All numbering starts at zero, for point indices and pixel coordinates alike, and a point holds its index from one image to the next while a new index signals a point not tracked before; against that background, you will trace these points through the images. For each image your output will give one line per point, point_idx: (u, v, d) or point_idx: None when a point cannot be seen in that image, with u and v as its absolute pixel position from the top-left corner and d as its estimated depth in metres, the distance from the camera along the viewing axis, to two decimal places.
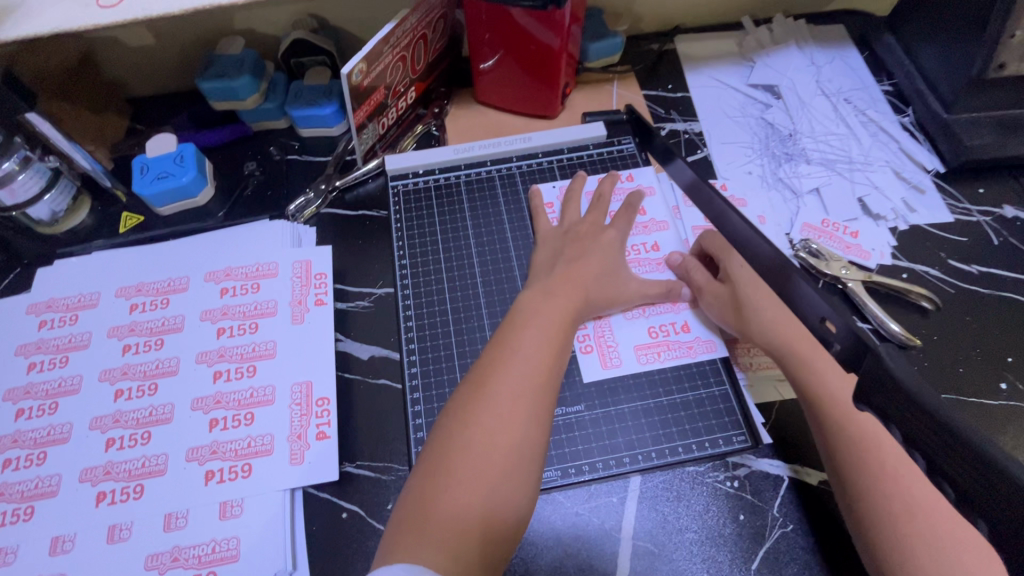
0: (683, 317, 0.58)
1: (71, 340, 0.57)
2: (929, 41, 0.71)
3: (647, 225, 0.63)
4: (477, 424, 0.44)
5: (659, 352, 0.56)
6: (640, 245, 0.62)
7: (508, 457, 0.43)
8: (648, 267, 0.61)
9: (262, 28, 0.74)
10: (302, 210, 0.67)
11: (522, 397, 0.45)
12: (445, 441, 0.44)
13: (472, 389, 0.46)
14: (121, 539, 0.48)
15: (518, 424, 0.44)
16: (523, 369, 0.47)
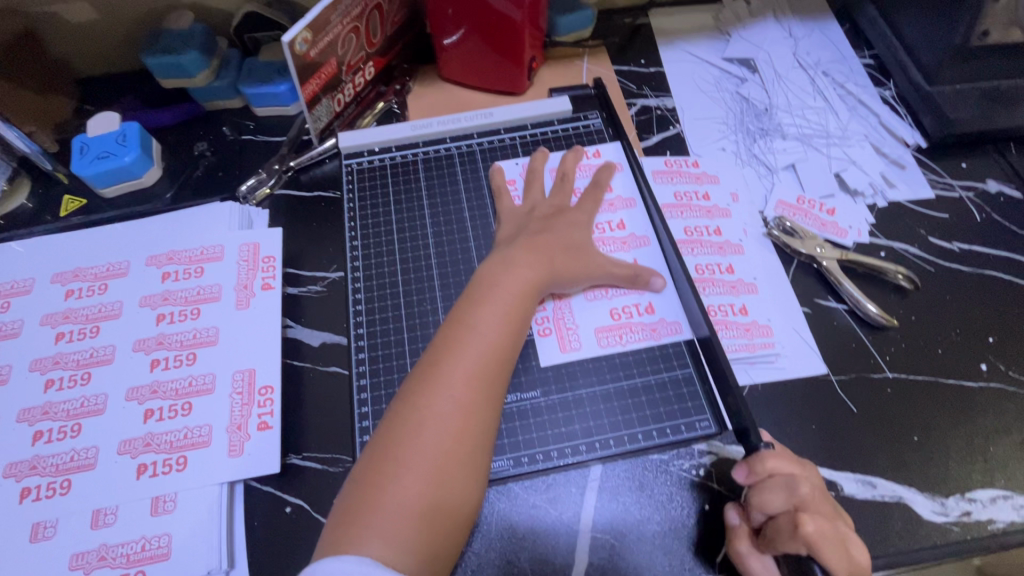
0: (648, 298, 0.55)
1: (1, 328, 0.54)
2: (910, 11, 0.68)
3: (613, 203, 0.60)
4: (428, 407, 0.41)
5: (620, 335, 0.53)
6: (604, 224, 0.59)
7: (462, 442, 0.41)
8: (613, 246, 0.57)
9: (213, 2, 0.70)
10: (255, 190, 0.64)
11: (477, 379, 0.43)
12: (394, 426, 0.41)
13: (424, 370, 0.43)
14: (45, 537, 0.45)
15: (472, 408, 0.42)
16: (478, 350, 0.44)
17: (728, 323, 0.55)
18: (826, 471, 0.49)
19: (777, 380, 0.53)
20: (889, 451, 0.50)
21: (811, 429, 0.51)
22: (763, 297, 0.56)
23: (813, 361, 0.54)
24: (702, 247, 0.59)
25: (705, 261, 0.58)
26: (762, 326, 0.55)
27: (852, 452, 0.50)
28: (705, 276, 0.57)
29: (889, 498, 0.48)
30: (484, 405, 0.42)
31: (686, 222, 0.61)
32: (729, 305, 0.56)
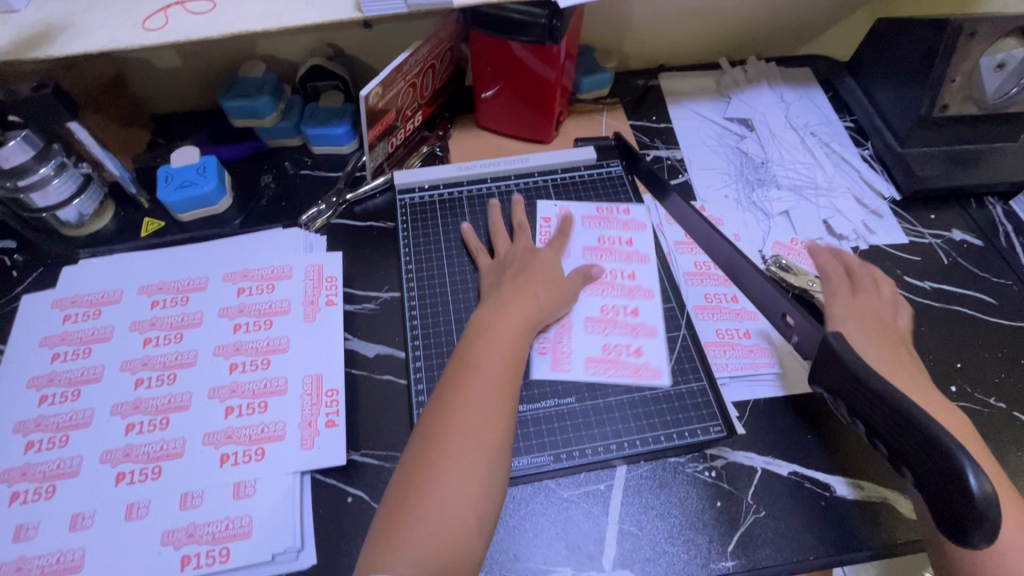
0: (638, 343, 0.62)
1: (94, 333, 0.61)
2: (884, 84, 0.80)
3: (627, 255, 0.68)
4: (457, 425, 0.46)
5: (606, 367, 0.60)
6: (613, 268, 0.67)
7: (486, 457, 0.46)
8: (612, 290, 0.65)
9: (282, 55, 0.80)
10: (314, 220, 0.72)
11: (497, 398, 0.48)
12: (426, 444, 0.46)
13: (450, 393, 0.49)
14: (139, 516, 0.51)
15: (495, 425, 0.47)
16: (496, 374, 0.50)
17: (734, 344, 0.63)
18: (821, 474, 0.56)
19: (776, 395, 0.60)
20: (876, 459, 0.57)
21: (807, 438, 0.58)
22: (764, 323, 0.65)
23: (808, 379, 0.61)
24: (709, 279, 0.68)
25: (713, 291, 0.67)
26: (763, 348, 0.63)
27: (844, 459, 0.57)
28: (713, 304, 0.66)
29: (875, 498, 0.55)
30: (504, 422, 0.48)
31: (696, 257, 0.70)
32: (734, 329, 0.64)
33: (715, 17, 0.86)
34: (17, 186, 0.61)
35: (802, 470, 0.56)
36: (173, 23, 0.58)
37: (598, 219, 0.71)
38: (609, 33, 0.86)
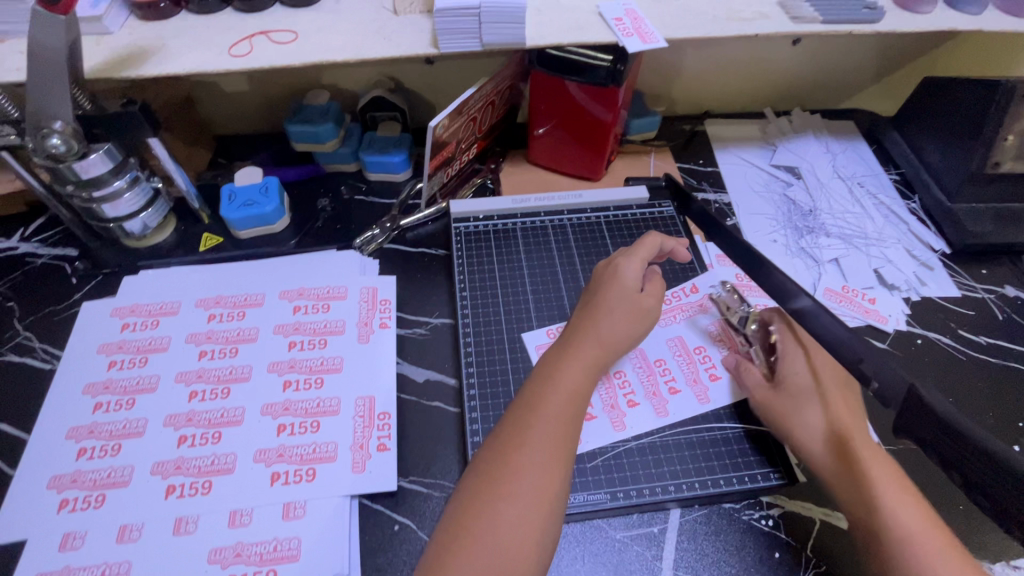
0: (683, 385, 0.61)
1: (151, 342, 0.62)
2: (931, 140, 0.81)
3: (693, 377, 0.62)
4: (516, 469, 0.43)
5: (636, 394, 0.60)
6: (678, 361, 0.63)
7: (545, 507, 0.42)
8: (675, 343, 0.64)
9: (345, 85, 0.83)
10: (368, 243, 0.73)
11: (559, 442, 0.45)
12: (480, 486, 0.43)
13: (509, 433, 0.45)
14: (187, 531, 0.50)
15: (556, 471, 0.44)
16: (560, 415, 0.46)
17: None
18: None
19: None
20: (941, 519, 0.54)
21: None
22: None
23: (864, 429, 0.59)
24: None
25: None
26: None
27: None
28: None
29: None
30: (565, 469, 0.45)
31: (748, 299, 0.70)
32: None
33: (763, 70, 0.89)
34: (92, 197, 0.63)
35: None
36: (257, 51, 0.61)
37: (723, 338, 0.65)
38: (660, 80, 0.88)
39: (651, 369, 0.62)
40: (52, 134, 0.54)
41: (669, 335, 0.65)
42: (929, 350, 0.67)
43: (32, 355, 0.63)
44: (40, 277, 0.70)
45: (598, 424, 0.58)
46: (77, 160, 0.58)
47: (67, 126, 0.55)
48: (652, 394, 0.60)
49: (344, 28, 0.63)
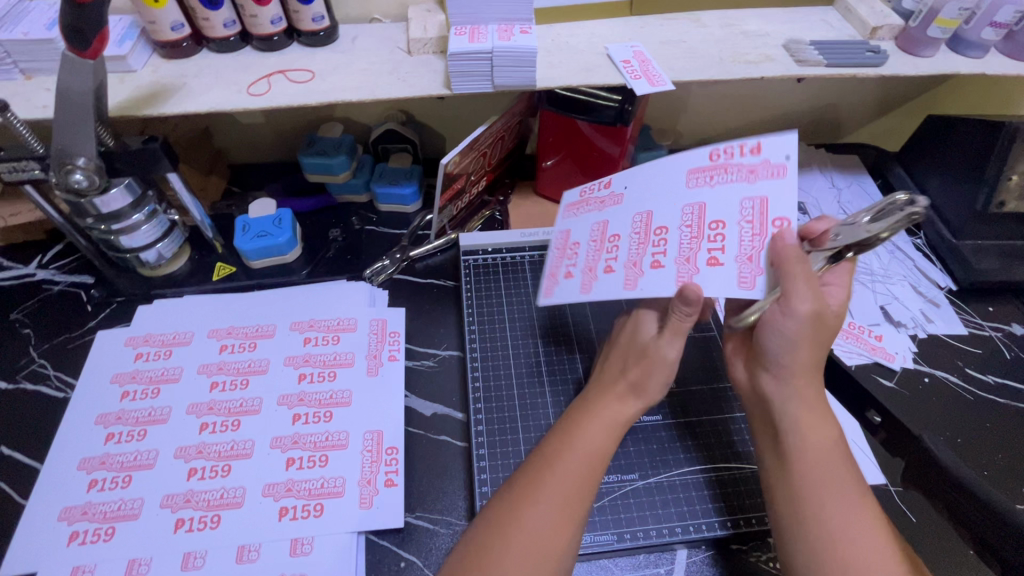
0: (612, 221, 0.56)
1: (164, 373, 0.63)
2: (936, 177, 0.82)
3: (590, 267, 0.55)
4: (526, 524, 0.44)
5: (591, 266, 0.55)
6: (632, 241, 0.54)
7: (551, 566, 0.43)
8: (597, 227, 0.57)
9: (358, 118, 0.85)
10: (377, 274, 0.74)
11: (571, 501, 0.46)
12: (487, 536, 0.44)
13: (522, 487, 0.46)
14: (195, 566, 0.50)
15: (565, 531, 0.44)
16: (575, 474, 0.47)
17: None
18: None
19: None
20: (950, 564, 0.54)
21: None
22: None
23: (872, 470, 0.59)
24: None
25: None
26: None
27: (920, 561, 0.54)
28: None
29: None
30: (575, 530, 0.45)
31: None
32: None
33: (769, 105, 0.90)
34: (110, 229, 0.65)
35: None
36: (275, 90, 0.63)
37: (695, 223, 0.52)
38: (666, 114, 0.90)
39: (761, 228, 0.50)
40: (75, 171, 0.56)
41: (754, 191, 0.51)
42: (936, 389, 0.66)
43: (46, 384, 0.64)
44: (56, 305, 0.71)
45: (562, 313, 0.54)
46: (99, 195, 0.60)
47: (89, 163, 0.56)
48: (683, 259, 0.51)
49: (359, 69, 0.65)
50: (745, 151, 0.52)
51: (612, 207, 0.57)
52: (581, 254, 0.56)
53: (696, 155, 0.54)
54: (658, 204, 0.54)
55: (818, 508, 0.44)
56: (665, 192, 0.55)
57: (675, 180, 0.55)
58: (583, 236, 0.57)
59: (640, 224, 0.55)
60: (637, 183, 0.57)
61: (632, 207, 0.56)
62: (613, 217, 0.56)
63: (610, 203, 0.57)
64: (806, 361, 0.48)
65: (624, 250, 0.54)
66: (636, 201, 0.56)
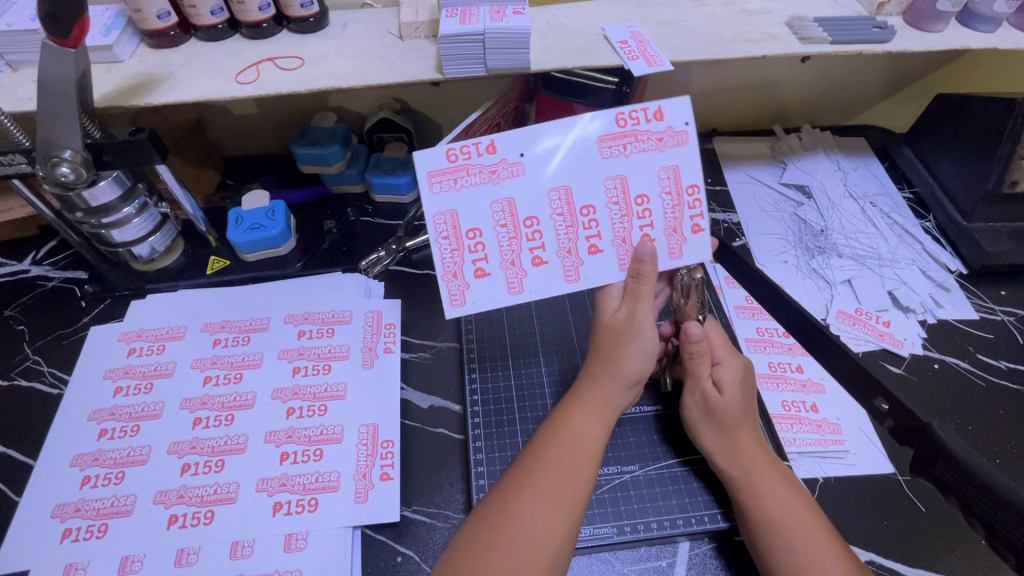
0: (522, 204, 0.53)
1: (157, 368, 0.62)
2: (945, 158, 0.80)
3: (511, 260, 0.54)
4: (517, 513, 0.43)
5: (512, 246, 0.54)
6: (555, 223, 0.54)
7: (547, 554, 0.42)
8: (500, 209, 0.53)
9: (352, 107, 0.84)
10: (373, 265, 0.72)
11: (565, 482, 0.46)
12: (479, 528, 0.43)
13: (513, 478, 0.46)
14: (188, 563, 0.50)
15: (559, 519, 0.44)
16: (565, 462, 0.47)
17: (801, 418, 0.60)
18: (902, 566, 0.52)
19: (848, 475, 0.57)
20: (960, 555, 0.52)
21: (883, 524, 0.54)
22: (831, 396, 0.62)
23: (879, 458, 0.58)
24: (773, 346, 0.67)
25: (776, 359, 0.65)
26: (832, 424, 0.60)
27: (928, 550, 0.52)
28: (777, 372, 0.64)
29: None
30: (570, 518, 0.44)
31: (757, 322, 0.69)
32: (800, 401, 0.62)
33: (772, 86, 0.88)
34: (101, 223, 0.64)
35: (879, 560, 0.52)
36: (264, 78, 0.61)
37: (626, 196, 0.53)
38: (667, 98, 0.88)
39: (679, 199, 0.54)
40: (61, 164, 0.55)
41: (666, 160, 0.53)
42: (946, 375, 0.65)
43: (40, 380, 0.63)
44: (50, 302, 0.70)
45: (492, 283, 0.54)
46: (87, 187, 0.59)
47: (76, 156, 0.55)
48: (619, 241, 0.54)
49: (350, 55, 0.63)
50: (650, 118, 0.52)
51: (508, 180, 0.53)
52: (486, 245, 0.54)
53: (604, 119, 0.52)
54: (573, 177, 0.53)
55: (771, 499, 0.49)
56: (569, 160, 0.53)
57: (584, 147, 0.53)
58: (482, 221, 0.53)
59: (560, 203, 0.53)
60: (536, 151, 0.52)
61: (540, 181, 0.53)
62: (518, 195, 0.53)
63: (505, 174, 0.52)
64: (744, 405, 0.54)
65: (542, 233, 0.54)
66: (543, 175, 0.53)
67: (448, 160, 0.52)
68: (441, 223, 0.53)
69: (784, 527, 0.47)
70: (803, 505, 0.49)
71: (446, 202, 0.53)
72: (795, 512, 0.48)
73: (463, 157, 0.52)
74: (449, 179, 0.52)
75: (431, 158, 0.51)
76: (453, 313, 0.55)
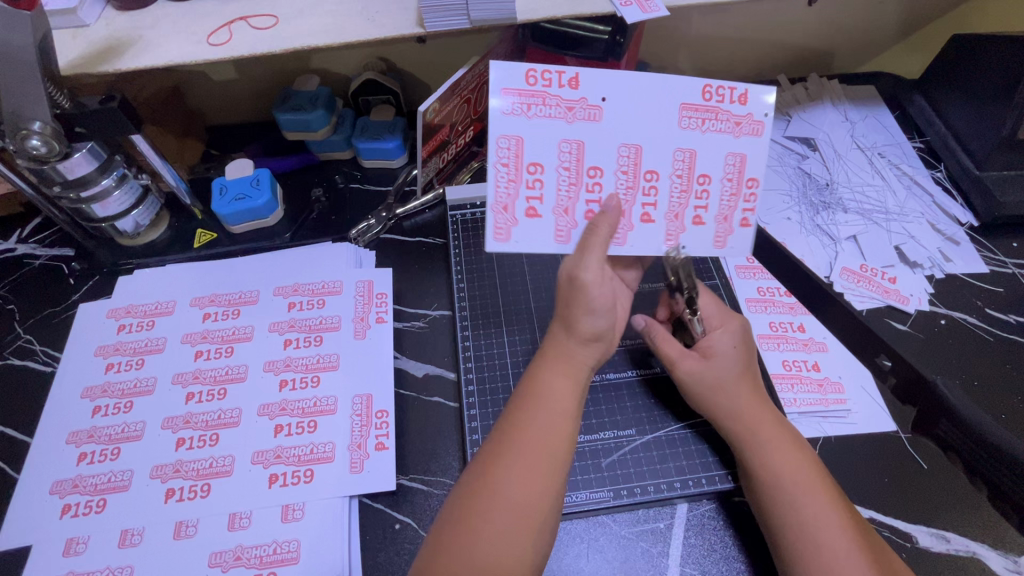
0: (590, 143, 0.50)
1: (147, 343, 0.61)
2: (960, 104, 0.75)
3: (565, 207, 0.52)
4: (503, 481, 0.42)
5: (571, 192, 0.51)
6: (616, 179, 0.51)
7: (534, 520, 0.42)
8: (568, 150, 0.50)
9: (335, 69, 0.80)
10: (364, 234, 0.70)
11: (557, 435, 0.45)
12: (465, 499, 0.42)
13: (502, 441, 0.45)
14: (187, 535, 0.50)
15: (544, 484, 0.43)
16: (549, 425, 0.45)
17: (802, 378, 0.59)
18: (900, 523, 0.51)
19: (849, 434, 0.56)
20: (959, 511, 0.52)
21: (884, 482, 0.53)
22: (834, 355, 0.61)
23: (881, 417, 0.57)
24: (774, 306, 0.65)
25: (778, 318, 0.64)
26: (834, 383, 0.59)
27: (928, 506, 0.52)
28: (778, 332, 0.63)
29: (963, 553, 0.50)
30: (554, 482, 0.43)
31: (759, 282, 0.67)
32: (802, 360, 0.61)
33: (778, 32, 0.83)
34: (80, 197, 0.62)
35: (879, 517, 0.52)
36: (237, 38, 0.57)
37: (690, 173, 0.52)
38: (665, 48, 0.83)
39: (739, 188, 0.53)
40: (31, 136, 0.53)
41: (737, 146, 0.52)
42: (954, 331, 0.63)
43: (33, 358, 0.63)
44: (38, 280, 0.69)
45: (542, 226, 0.52)
46: (61, 159, 0.57)
47: (46, 127, 0.53)
48: (670, 215, 0.53)
49: (327, 10, 0.59)
50: (734, 99, 0.51)
51: (582, 122, 0.50)
52: (545, 183, 0.51)
53: (693, 87, 0.50)
54: (648, 138, 0.51)
55: (763, 455, 0.49)
56: (649, 117, 0.50)
57: (664, 109, 0.50)
58: (546, 156, 0.50)
59: (627, 160, 0.51)
60: (618, 95, 0.50)
61: (615, 130, 0.50)
62: (590, 138, 0.50)
63: (581, 114, 0.50)
64: (739, 366, 0.53)
65: (602, 186, 0.51)
66: (615, 126, 0.50)
67: (526, 82, 0.49)
68: (504, 148, 0.50)
69: (784, 485, 0.47)
70: (799, 459, 0.48)
71: (514, 125, 0.49)
72: (795, 470, 0.47)
73: (541, 84, 0.49)
74: (524, 101, 0.49)
75: (509, 75, 0.48)
76: (494, 247, 0.52)
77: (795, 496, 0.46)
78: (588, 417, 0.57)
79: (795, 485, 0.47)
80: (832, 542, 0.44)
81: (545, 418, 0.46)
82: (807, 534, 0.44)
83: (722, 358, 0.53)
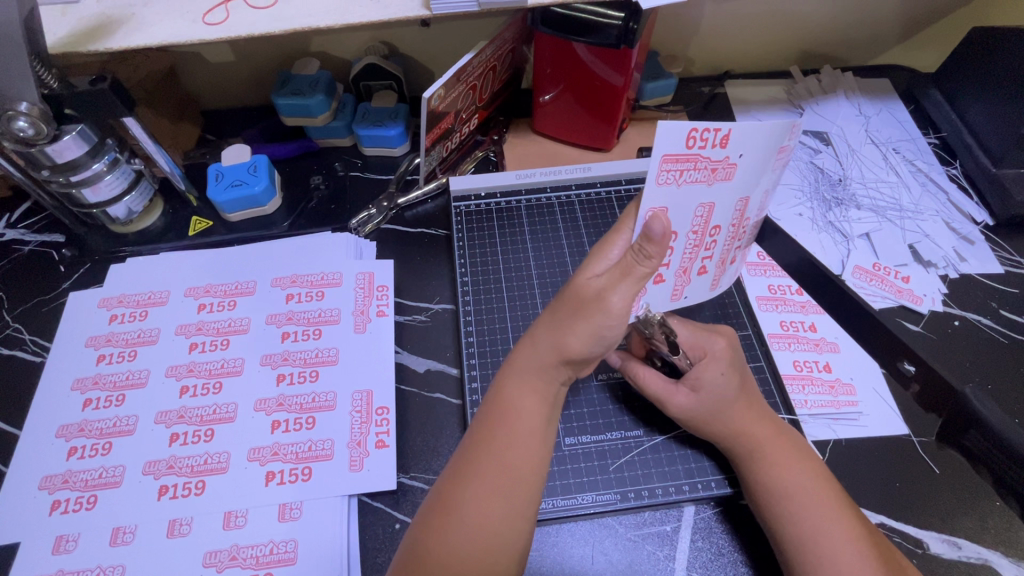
0: (714, 198, 0.45)
1: (140, 335, 0.59)
2: (979, 99, 0.73)
3: (685, 268, 0.50)
4: (466, 514, 0.38)
5: (693, 257, 0.50)
6: (731, 233, 0.49)
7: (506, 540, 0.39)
8: (701, 214, 0.46)
9: (335, 52, 0.77)
10: (364, 224, 0.68)
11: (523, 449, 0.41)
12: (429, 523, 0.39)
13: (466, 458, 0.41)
14: (181, 533, 0.49)
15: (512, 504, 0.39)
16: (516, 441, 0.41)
17: (813, 379, 0.58)
18: (912, 529, 0.50)
19: (861, 437, 0.55)
20: (970, 517, 0.51)
21: (895, 486, 0.52)
22: (846, 356, 0.59)
23: (893, 420, 0.55)
24: (785, 304, 0.63)
25: (789, 318, 0.62)
26: (846, 384, 0.57)
27: (940, 512, 0.51)
28: (790, 332, 0.61)
29: (975, 560, 0.49)
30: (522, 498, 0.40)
31: (769, 280, 0.65)
32: (813, 361, 0.59)
33: (792, 22, 0.81)
34: (70, 182, 0.60)
35: (890, 523, 0.50)
36: (234, 18, 0.54)
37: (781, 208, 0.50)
38: (677, 37, 0.81)
39: None
40: (18, 117, 0.50)
41: None
42: (968, 333, 0.62)
43: (21, 347, 0.61)
44: (26, 267, 0.67)
45: (662, 289, 0.51)
46: (50, 142, 0.54)
47: (34, 108, 0.51)
48: (720, 264, 0.52)
49: None
50: None
51: (721, 182, 0.44)
52: (675, 252, 0.48)
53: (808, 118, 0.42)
54: (766, 189, 0.47)
55: (765, 470, 0.47)
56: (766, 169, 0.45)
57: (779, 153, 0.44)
58: (682, 224, 0.46)
59: (744, 213, 0.48)
60: (759, 151, 0.43)
61: (743, 186, 0.45)
62: (723, 200, 0.45)
63: (722, 175, 0.44)
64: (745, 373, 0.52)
65: (718, 244, 0.50)
66: (744, 181, 0.45)
67: (685, 144, 0.41)
68: (697, 215, 0.46)
69: (786, 500, 0.46)
70: (808, 474, 0.47)
71: (662, 195, 0.43)
72: (800, 484, 0.46)
73: (697, 145, 0.42)
74: (676, 168, 0.43)
75: (671, 139, 0.41)
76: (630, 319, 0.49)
77: (795, 513, 0.45)
78: (594, 419, 0.56)
79: (795, 502, 0.45)
80: (838, 557, 0.42)
81: (512, 433, 0.41)
82: (811, 551, 0.43)
83: (713, 376, 0.50)
